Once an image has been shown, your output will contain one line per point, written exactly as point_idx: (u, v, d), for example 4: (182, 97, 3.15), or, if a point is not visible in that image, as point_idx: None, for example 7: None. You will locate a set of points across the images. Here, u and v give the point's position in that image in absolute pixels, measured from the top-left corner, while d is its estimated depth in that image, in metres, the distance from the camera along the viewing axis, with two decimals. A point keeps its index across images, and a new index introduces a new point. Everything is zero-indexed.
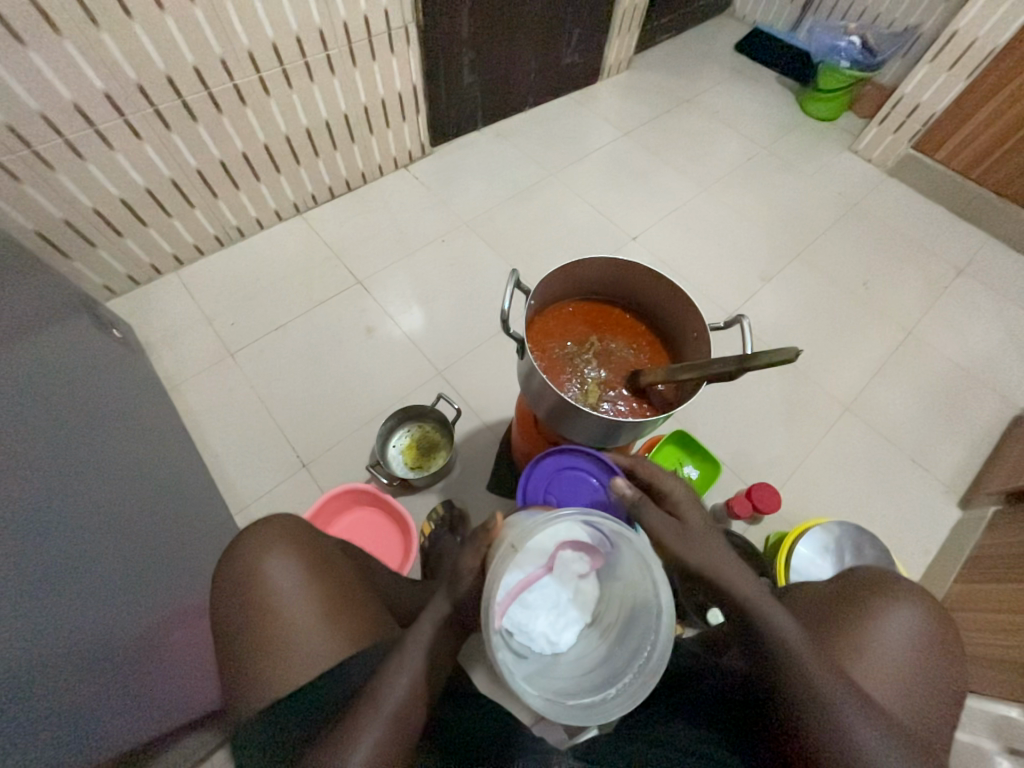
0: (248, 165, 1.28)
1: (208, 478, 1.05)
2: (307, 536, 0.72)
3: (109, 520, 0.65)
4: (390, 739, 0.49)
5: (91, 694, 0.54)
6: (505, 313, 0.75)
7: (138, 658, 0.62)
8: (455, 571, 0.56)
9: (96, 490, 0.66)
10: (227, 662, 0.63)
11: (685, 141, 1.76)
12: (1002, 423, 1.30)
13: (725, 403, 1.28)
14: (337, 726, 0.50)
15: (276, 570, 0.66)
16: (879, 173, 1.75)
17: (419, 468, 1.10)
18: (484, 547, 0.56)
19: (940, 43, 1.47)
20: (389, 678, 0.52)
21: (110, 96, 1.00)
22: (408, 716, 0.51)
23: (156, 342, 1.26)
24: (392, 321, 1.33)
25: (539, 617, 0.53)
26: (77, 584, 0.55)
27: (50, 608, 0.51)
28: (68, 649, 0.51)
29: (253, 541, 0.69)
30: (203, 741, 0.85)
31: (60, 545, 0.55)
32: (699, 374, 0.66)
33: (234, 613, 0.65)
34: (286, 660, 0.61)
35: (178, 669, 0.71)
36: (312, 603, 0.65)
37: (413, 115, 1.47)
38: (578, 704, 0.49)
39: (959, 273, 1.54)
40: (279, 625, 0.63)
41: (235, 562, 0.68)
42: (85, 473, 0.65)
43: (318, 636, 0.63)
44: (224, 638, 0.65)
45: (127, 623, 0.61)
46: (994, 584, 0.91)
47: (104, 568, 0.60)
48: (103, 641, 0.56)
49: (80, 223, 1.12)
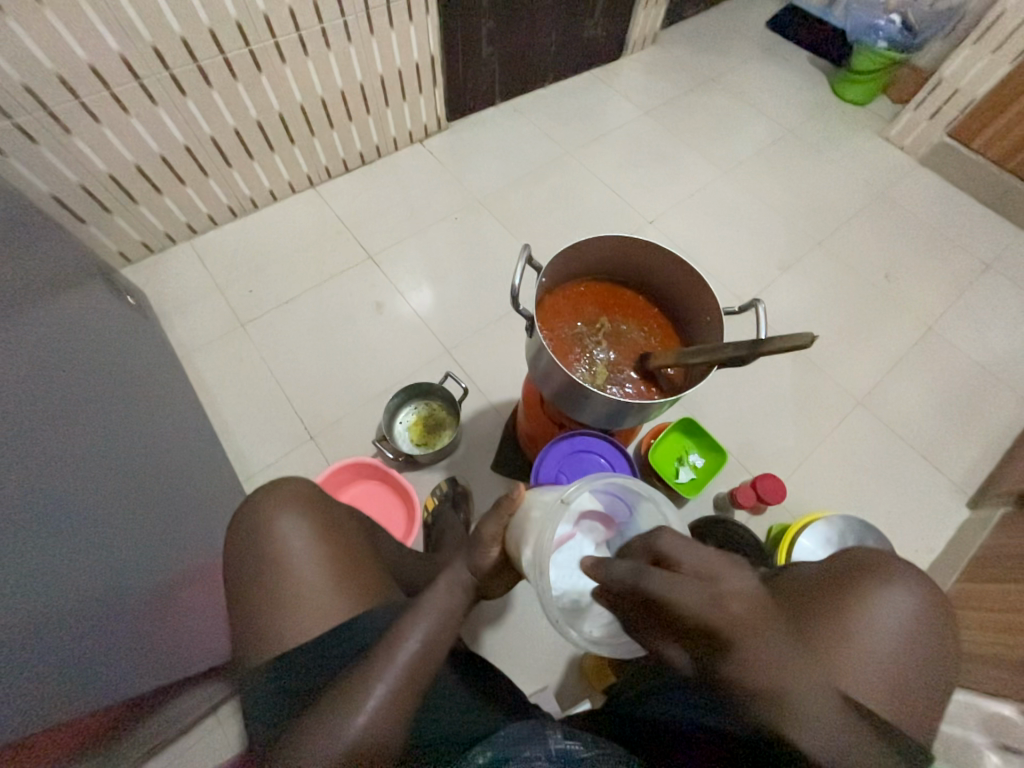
0: (262, 134, 1.26)
1: (218, 445, 1.07)
2: (317, 500, 0.73)
3: (119, 480, 0.67)
4: (402, 691, 0.50)
5: (100, 642, 0.56)
6: (515, 290, 0.74)
7: (146, 612, 0.64)
8: (478, 537, 0.63)
9: (106, 450, 0.67)
10: (239, 616, 0.65)
11: (709, 121, 1.70)
12: (1019, 425, 1.27)
13: (735, 392, 1.27)
14: (349, 676, 0.51)
15: (287, 528, 0.68)
16: (909, 161, 1.68)
17: (425, 444, 1.11)
18: (506, 517, 0.64)
19: (987, 23, 1.39)
20: (404, 633, 0.53)
21: (125, 59, 0.98)
22: (422, 671, 0.52)
23: (168, 310, 1.27)
24: (402, 298, 1.32)
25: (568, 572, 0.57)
26: (86, 539, 0.57)
27: (58, 559, 0.52)
28: (72, 599, 0.53)
29: (263, 502, 0.71)
30: (210, 694, 0.88)
31: (69, 502, 0.57)
32: (710, 358, 0.65)
33: (247, 567, 0.67)
34: (297, 612, 0.63)
35: (186, 624, 0.73)
36: (320, 564, 0.67)
37: (430, 87, 1.44)
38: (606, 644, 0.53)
39: (986, 268, 1.49)
40: (288, 583, 0.65)
41: (246, 520, 0.70)
42: (95, 434, 0.67)
43: (326, 593, 0.64)
44: (236, 593, 0.67)
45: (135, 578, 0.63)
46: (999, 584, 0.90)
47: (112, 526, 0.62)
48: (109, 594, 0.58)
49: (95, 188, 1.13)
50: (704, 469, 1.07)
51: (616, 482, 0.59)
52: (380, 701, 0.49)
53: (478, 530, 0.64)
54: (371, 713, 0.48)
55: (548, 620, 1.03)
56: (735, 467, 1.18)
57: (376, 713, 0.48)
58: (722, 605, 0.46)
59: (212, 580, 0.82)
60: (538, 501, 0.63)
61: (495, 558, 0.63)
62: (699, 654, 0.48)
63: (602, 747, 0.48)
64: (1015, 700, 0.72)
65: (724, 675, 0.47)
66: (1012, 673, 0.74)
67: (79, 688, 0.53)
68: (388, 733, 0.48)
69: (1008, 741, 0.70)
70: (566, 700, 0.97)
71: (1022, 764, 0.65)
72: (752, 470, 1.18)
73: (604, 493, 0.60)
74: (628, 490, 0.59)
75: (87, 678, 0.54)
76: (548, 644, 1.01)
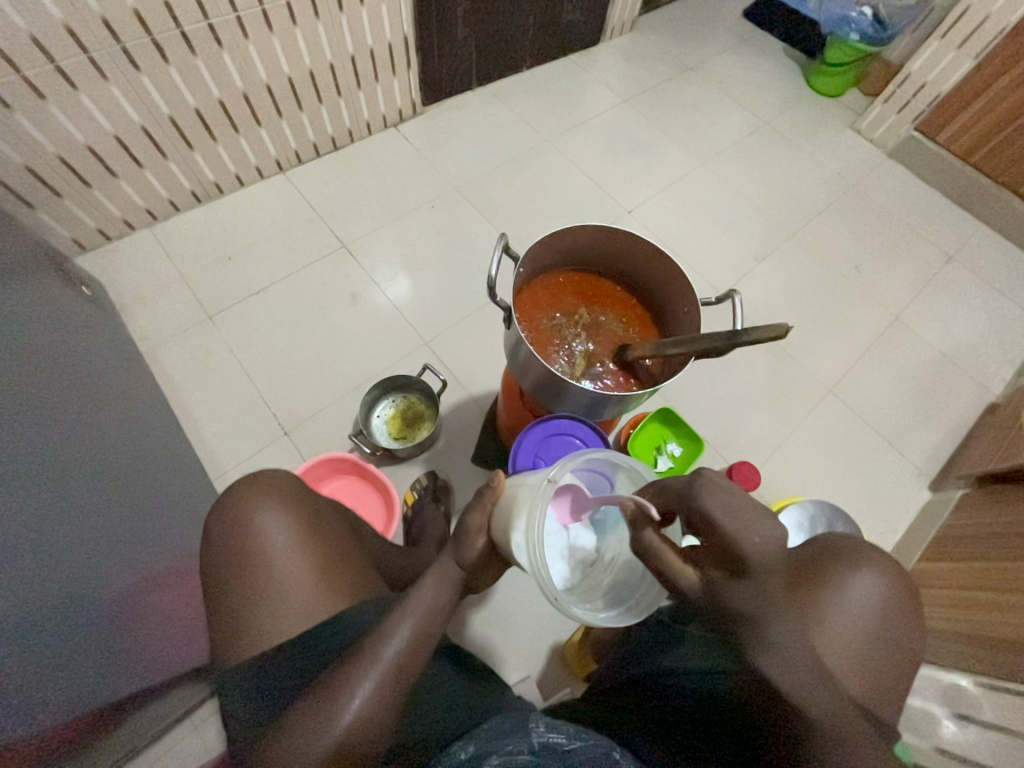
0: (226, 115, 1.20)
1: (186, 443, 1.03)
2: (300, 492, 0.71)
3: (78, 481, 0.63)
4: (388, 688, 0.49)
5: (71, 652, 0.54)
6: (493, 280, 0.71)
7: (116, 617, 0.62)
8: (463, 529, 0.62)
9: (64, 451, 0.63)
10: (216, 615, 0.63)
11: (687, 111, 1.70)
12: (979, 411, 1.32)
13: (712, 381, 1.29)
14: (334, 672, 0.50)
15: (269, 523, 0.66)
16: (879, 154, 1.72)
17: (403, 438, 1.09)
18: (490, 504, 0.63)
19: (953, 18, 1.43)
20: (391, 629, 0.53)
21: (71, 29, 0.92)
22: (409, 665, 0.51)
23: (129, 301, 1.21)
24: (378, 289, 1.29)
25: (559, 549, 0.55)
26: (43, 545, 0.54)
27: (18, 568, 0.49)
28: (40, 609, 0.50)
29: (239, 497, 0.68)
30: (185, 700, 0.86)
31: (24, 506, 0.53)
32: (687, 349, 0.65)
33: (227, 564, 0.64)
34: (280, 608, 0.61)
35: (161, 627, 0.71)
36: (303, 558, 0.65)
37: (404, 69, 1.39)
38: (606, 617, 0.51)
39: (949, 260, 1.54)
40: (271, 579, 0.63)
41: (223, 517, 0.67)
42: (50, 432, 0.63)
43: (310, 590, 0.63)
44: (214, 591, 0.64)
45: (99, 584, 0.60)
46: (958, 561, 0.94)
47: (72, 529, 0.58)
48: (79, 602, 0.56)
49: (44, 171, 1.05)
50: (682, 458, 1.09)
51: (592, 457, 0.58)
52: (365, 698, 0.48)
53: (463, 523, 0.62)
54: (356, 711, 0.47)
55: (530, 612, 1.03)
56: (712, 455, 1.21)
57: (362, 712, 0.47)
58: (751, 538, 0.48)
59: (185, 582, 0.80)
60: (522, 484, 0.61)
61: (482, 549, 0.61)
62: (711, 575, 0.49)
63: (585, 737, 0.48)
64: (972, 671, 0.75)
65: (729, 604, 0.47)
66: (969, 647, 0.78)
67: (45, 700, 0.50)
68: (375, 731, 0.48)
69: (965, 710, 0.73)
70: (547, 689, 0.98)
71: (978, 731, 0.69)
72: (728, 458, 1.21)
73: (581, 470, 0.59)
74: (606, 462, 0.59)
75: (52, 688, 0.51)
76: (532, 635, 1.02)
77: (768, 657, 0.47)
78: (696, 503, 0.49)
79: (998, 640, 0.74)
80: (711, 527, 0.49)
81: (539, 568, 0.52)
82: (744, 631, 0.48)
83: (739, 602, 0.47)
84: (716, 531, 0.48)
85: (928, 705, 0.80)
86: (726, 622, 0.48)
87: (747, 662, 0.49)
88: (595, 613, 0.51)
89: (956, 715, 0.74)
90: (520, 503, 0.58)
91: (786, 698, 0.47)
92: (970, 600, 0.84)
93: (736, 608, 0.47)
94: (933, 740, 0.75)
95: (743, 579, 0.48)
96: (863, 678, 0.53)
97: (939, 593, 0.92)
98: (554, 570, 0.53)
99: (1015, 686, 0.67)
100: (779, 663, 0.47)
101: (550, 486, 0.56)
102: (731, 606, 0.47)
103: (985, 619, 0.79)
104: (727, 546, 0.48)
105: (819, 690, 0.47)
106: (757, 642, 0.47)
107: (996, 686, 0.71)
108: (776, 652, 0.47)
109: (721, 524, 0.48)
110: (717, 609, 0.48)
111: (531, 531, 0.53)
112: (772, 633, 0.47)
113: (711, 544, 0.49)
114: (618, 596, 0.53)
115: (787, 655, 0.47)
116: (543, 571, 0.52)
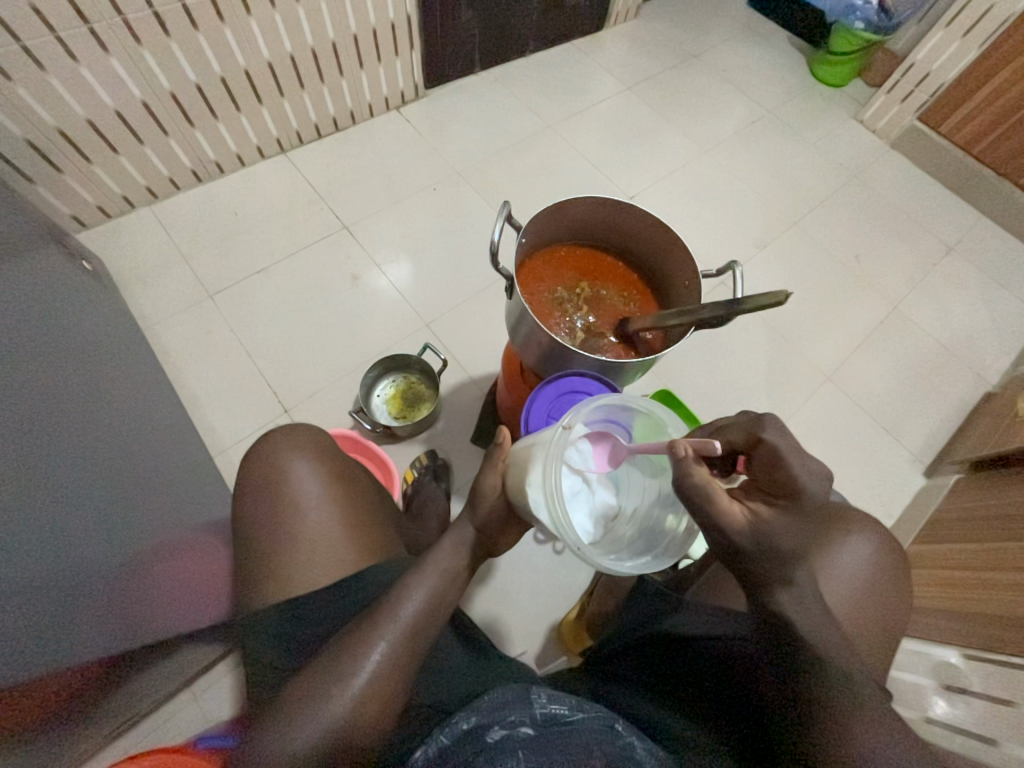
0: (227, 91, 1.19)
1: (186, 419, 1.03)
2: (331, 450, 0.73)
3: (68, 445, 0.62)
4: (406, 647, 0.50)
5: (81, 605, 0.56)
6: (495, 247, 0.72)
7: (125, 578, 0.63)
8: (478, 490, 0.63)
9: (52, 416, 0.62)
10: (241, 566, 0.66)
11: (690, 98, 1.70)
12: (975, 399, 1.33)
13: (711, 366, 1.29)
14: (351, 629, 0.52)
15: (305, 476, 0.67)
16: (881, 145, 1.72)
17: (403, 417, 1.09)
18: (500, 464, 0.64)
19: (957, 7, 1.42)
20: (407, 589, 0.54)
21: (72, 1, 0.91)
22: (425, 628, 0.52)
23: (129, 279, 1.20)
24: (379, 270, 1.29)
25: (579, 502, 0.55)
26: (51, 505, 0.55)
27: (32, 522, 0.51)
28: (52, 562, 0.52)
29: (272, 449, 0.70)
30: (189, 670, 0.87)
31: (30, 467, 0.54)
32: (687, 319, 0.66)
33: (256, 513, 0.66)
34: (301, 559, 0.63)
35: (172, 590, 0.73)
36: (326, 514, 0.66)
37: (406, 50, 1.38)
38: (633, 566, 0.52)
39: (949, 251, 1.55)
40: (296, 528, 0.64)
41: (258, 465, 0.69)
42: (36, 397, 0.61)
43: (330, 545, 0.64)
44: (241, 540, 0.67)
45: (93, 547, 0.59)
46: (953, 543, 0.95)
47: (62, 493, 0.57)
48: (89, 559, 0.58)
49: (44, 145, 1.05)
50: None
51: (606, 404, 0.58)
52: (383, 656, 0.49)
53: (477, 485, 0.64)
54: (375, 666, 0.49)
55: (530, 590, 1.04)
56: None
57: (379, 669, 0.49)
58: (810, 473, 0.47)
59: (197, 548, 0.81)
60: (536, 441, 0.61)
61: (496, 507, 0.62)
62: (756, 514, 0.48)
63: (587, 710, 0.49)
64: (964, 648, 0.75)
65: (771, 543, 0.47)
66: (960, 623, 0.79)
67: (42, 656, 0.50)
68: (391, 688, 0.48)
69: (955, 684, 0.73)
70: (544, 661, 1.00)
71: (967, 703, 0.69)
72: None
73: (595, 420, 0.60)
74: (620, 409, 0.59)
75: (48, 646, 0.50)
76: (532, 612, 1.03)
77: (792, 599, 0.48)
78: (766, 444, 0.49)
79: (989, 616, 0.75)
80: (772, 464, 0.49)
81: (561, 522, 0.53)
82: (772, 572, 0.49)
83: (778, 538, 0.47)
84: (779, 468, 0.48)
85: (918, 680, 0.80)
86: (760, 561, 0.48)
87: (764, 603, 0.49)
88: (619, 562, 0.52)
89: (945, 688, 0.74)
90: (535, 459, 0.59)
91: (800, 636, 0.48)
92: (963, 579, 0.85)
93: (777, 546, 0.47)
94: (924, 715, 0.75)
95: (791, 516, 0.48)
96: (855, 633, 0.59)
97: (932, 573, 0.94)
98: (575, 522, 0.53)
99: (1004, 657, 0.68)
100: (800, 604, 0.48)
101: (565, 437, 0.56)
102: (771, 542, 0.47)
103: (978, 596, 0.80)
104: (783, 483, 0.48)
105: (823, 629, 0.48)
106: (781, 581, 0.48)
107: (986, 658, 0.71)
108: (795, 592, 0.48)
109: (787, 461, 0.47)
110: (758, 549, 0.47)
111: (549, 483, 0.54)
112: (795, 575, 0.48)
113: (764, 481, 0.50)
114: (642, 545, 0.55)
115: (803, 598, 0.48)
116: (565, 523, 0.52)
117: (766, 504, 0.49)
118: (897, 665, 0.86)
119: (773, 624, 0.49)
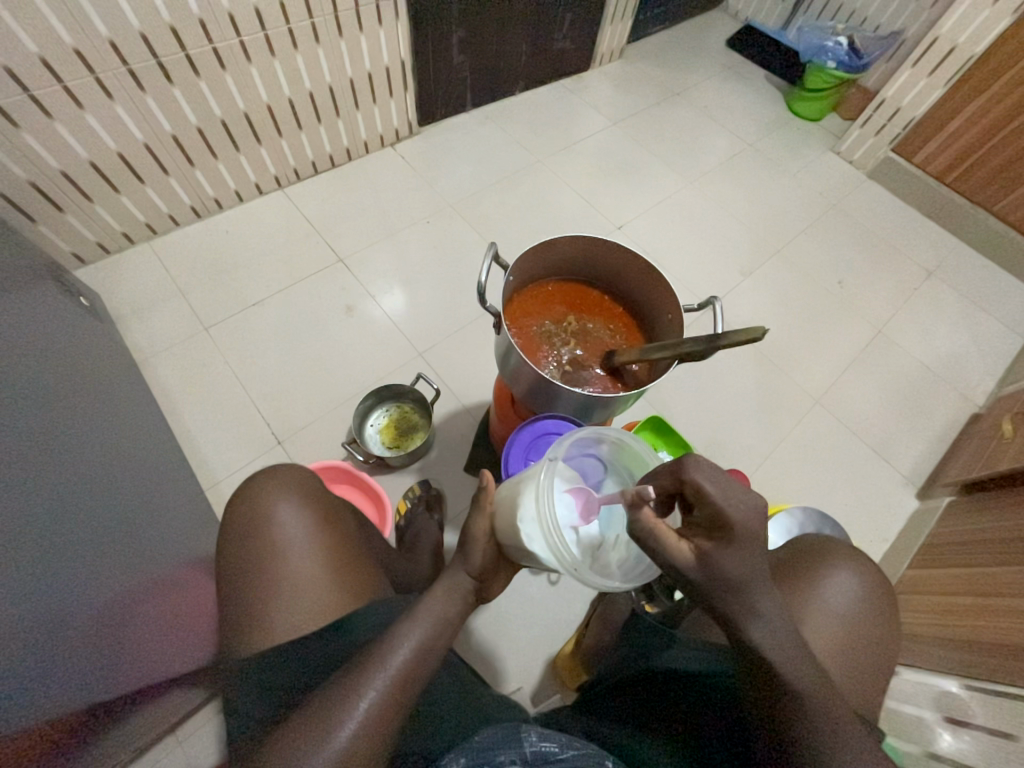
0: (227, 134, 1.24)
1: (178, 453, 1.03)
2: (319, 490, 0.73)
3: (47, 483, 0.60)
4: (394, 698, 0.49)
5: (76, 649, 0.55)
6: (482, 286, 0.73)
7: (120, 620, 0.63)
8: (468, 535, 0.61)
9: (33, 452, 0.60)
10: (227, 612, 0.65)
11: (674, 133, 1.77)
12: (962, 420, 1.35)
13: (702, 391, 1.31)
14: (338, 680, 0.50)
15: (292, 525, 0.67)
16: (858, 174, 1.79)
17: (396, 447, 1.10)
18: (489, 506, 0.62)
19: (923, 48, 1.51)
20: (399, 636, 0.53)
21: (80, 53, 0.95)
22: (416, 676, 0.51)
23: (126, 313, 1.22)
24: (373, 301, 1.31)
25: (573, 525, 0.55)
26: (50, 549, 0.55)
27: (31, 566, 0.52)
28: (49, 605, 0.53)
29: (259, 490, 0.70)
30: (172, 714, 0.84)
31: (32, 510, 0.55)
32: (670, 353, 0.67)
33: (242, 557, 0.66)
34: (290, 602, 0.62)
35: (164, 632, 0.72)
36: (315, 555, 0.66)
37: (401, 92, 1.45)
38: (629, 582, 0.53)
39: (929, 275, 1.59)
40: (285, 572, 0.64)
41: (245, 507, 0.69)
42: (23, 435, 0.60)
43: (320, 587, 0.64)
44: (227, 585, 0.66)
45: (73, 588, 0.57)
46: (948, 567, 0.95)
47: (40, 533, 0.55)
48: (83, 602, 0.58)
49: (47, 186, 1.08)
50: None
51: (583, 436, 0.60)
52: (371, 706, 0.48)
53: (467, 530, 0.61)
54: (362, 719, 0.47)
55: (524, 623, 1.02)
56: None
57: (367, 720, 0.47)
58: (736, 503, 0.45)
59: (190, 586, 0.81)
60: (523, 477, 0.61)
61: (488, 552, 0.61)
62: (702, 549, 0.46)
63: (577, 746, 0.47)
64: (961, 676, 0.74)
65: (728, 575, 0.46)
66: (956, 651, 0.78)
67: (20, 704, 0.48)
68: (378, 738, 0.47)
69: (956, 716, 0.72)
70: (538, 698, 0.97)
71: (971, 736, 0.68)
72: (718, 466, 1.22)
73: (576, 450, 0.61)
74: (595, 439, 0.61)
75: (22, 696, 0.48)
76: (527, 647, 1.01)
77: (756, 629, 0.46)
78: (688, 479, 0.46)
79: (983, 644, 0.74)
80: (699, 499, 0.46)
81: (558, 549, 0.53)
82: (734, 603, 0.47)
83: (731, 571, 0.46)
84: (704, 502, 0.46)
85: (920, 712, 0.78)
86: (718, 595, 0.47)
87: (735, 633, 0.48)
88: (613, 578, 0.53)
89: (948, 721, 0.73)
90: (524, 492, 0.59)
91: (768, 665, 0.46)
92: (958, 606, 0.85)
93: (728, 577, 0.46)
94: (928, 749, 0.73)
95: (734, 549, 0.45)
96: (844, 669, 0.59)
97: (927, 599, 0.93)
98: (571, 546, 0.53)
99: (1002, 687, 0.67)
100: (766, 635, 0.46)
101: (552, 467, 0.57)
102: (721, 575, 0.46)
103: (976, 623, 0.78)
104: (716, 517, 0.46)
105: (798, 660, 0.47)
106: (743, 612, 0.47)
107: (984, 689, 0.70)
108: (765, 622, 0.47)
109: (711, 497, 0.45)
110: (709, 582, 0.46)
111: (542, 513, 0.54)
112: (760, 603, 0.46)
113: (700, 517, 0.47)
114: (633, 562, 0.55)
115: (768, 628, 0.46)
116: (562, 550, 0.52)
117: (706, 540, 0.47)
118: (899, 694, 0.85)
119: (748, 656, 0.48)
